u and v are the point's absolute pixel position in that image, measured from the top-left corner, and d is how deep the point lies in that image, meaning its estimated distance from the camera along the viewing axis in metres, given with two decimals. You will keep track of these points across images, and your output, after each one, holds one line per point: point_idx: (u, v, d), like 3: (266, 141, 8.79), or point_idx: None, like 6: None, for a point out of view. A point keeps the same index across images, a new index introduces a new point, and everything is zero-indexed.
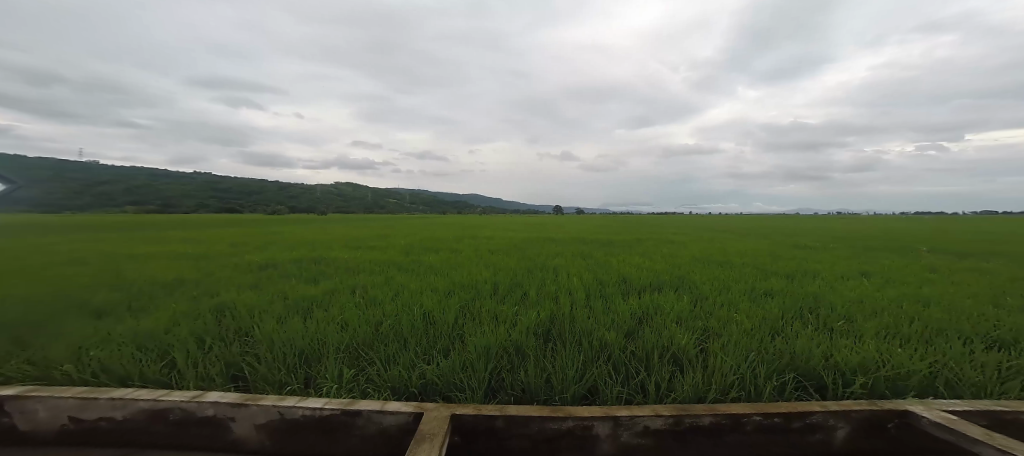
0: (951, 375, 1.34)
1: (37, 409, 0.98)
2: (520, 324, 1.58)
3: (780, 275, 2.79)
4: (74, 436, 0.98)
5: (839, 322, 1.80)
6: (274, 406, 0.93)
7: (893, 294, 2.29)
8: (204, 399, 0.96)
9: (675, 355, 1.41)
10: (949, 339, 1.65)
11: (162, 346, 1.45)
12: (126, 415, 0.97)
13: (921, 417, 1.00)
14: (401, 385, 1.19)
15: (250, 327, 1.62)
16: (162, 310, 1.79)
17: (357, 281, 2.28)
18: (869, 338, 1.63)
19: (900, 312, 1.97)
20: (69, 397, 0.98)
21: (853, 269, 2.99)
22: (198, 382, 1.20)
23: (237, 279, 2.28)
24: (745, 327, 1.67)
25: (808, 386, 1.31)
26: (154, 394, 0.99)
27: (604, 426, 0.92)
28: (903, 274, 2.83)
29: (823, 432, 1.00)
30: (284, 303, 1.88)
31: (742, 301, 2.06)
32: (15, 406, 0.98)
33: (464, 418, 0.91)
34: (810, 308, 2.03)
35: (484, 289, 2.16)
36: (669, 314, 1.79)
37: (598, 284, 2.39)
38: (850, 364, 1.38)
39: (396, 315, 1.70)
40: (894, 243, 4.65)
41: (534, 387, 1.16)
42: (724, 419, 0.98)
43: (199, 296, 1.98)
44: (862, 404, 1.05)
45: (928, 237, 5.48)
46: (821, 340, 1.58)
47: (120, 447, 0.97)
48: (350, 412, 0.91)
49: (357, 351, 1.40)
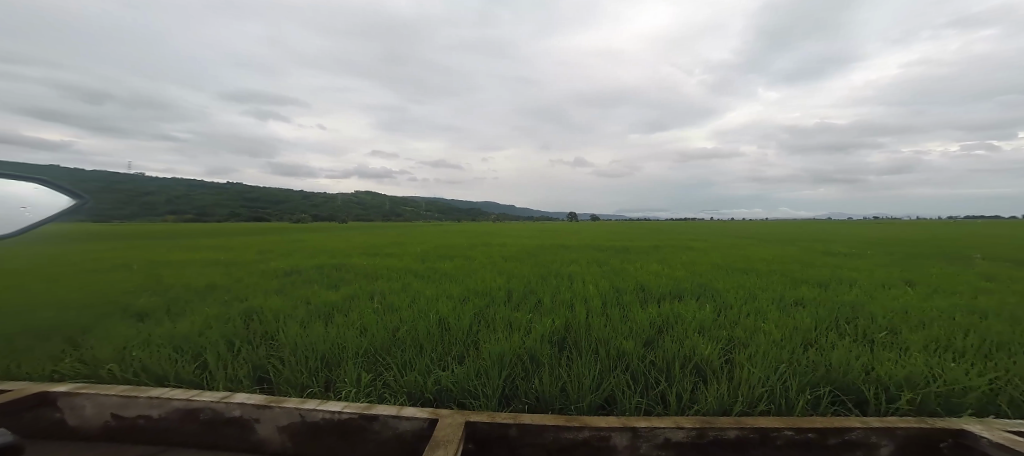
0: (1015, 394, 1.24)
1: (85, 405, 1.04)
2: (535, 331, 1.57)
3: (810, 284, 2.66)
4: (115, 432, 1.04)
5: (880, 334, 1.70)
6: (296, 408, 0.96)
7: (940, 304, 2.14)
8: (232, 400, 1.01)
9: (697, 365, 1.36)
10: (1012, 353, 1.52)
11: (196, 349, 1.52)
12: (162, 414, 1.02)
13: (979, 438, 0.92)
14: (416, 391, 1.20)
15: (275, 331, 1.68)
16: (196, 313, 1.88)
17: (375, 287, 2.33)
18: (915, 351, 1.52)
19: (950, 324, 1.83)
20: (114, 395, 1.05)
21: (892, 278, 2.82)
22: (227, 383, 1.26)
23: (264, 285, 2.38)
24: (774, 337, 1.59)
25: (846, 400, 1.24)
26: (187, 394, 1.05)
27: (622, 437, 0.89)
28: (948, 283, 2.64)
29: (864, 450, 0.94)
30: (307, 308, 1.94)
31: (770, 310, 1.97)
32: (66, 402, 1.05)
33: (478, 425, 0.91)
34: (848, 318, 1.93)
35: (499, 296, 2.16)
36: (691, 323, 1.74)
37: (616, 292, 2.35)
38: (893, 379, 1.30)
39: (412, 321, 1.72)
40: (939, 249, 4.35)
41: (549, 396, 1.15)
42: (752, 433, 0.93)
43: (229, 301, 2.08)
44: (909, 421, 0.98)
45: (978, 243, 5.10)
46: (861, 353, 1.49)
47: (154, 444, 1.01)
48: (368, 417, 0.93)
49: (376, 356, 1.42)
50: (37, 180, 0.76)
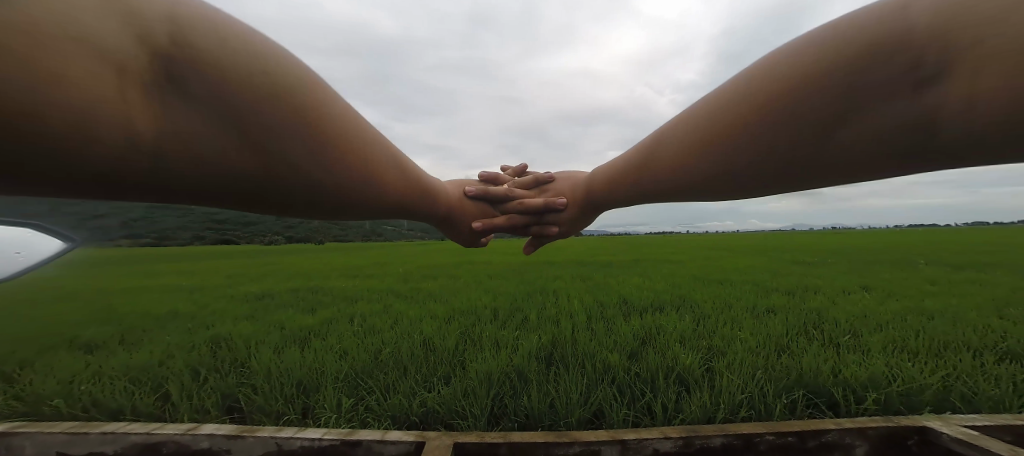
0: (966, 390, 1.34)
1: (26, 444, 0.99)
2: (521, 349, 1.54)
3: (780, 292, 2.78)
4: None
5: (844, 337, 1.79)
6: (271, 437, 0.91)
7: (896, 306, 2.27)
8: (200, 431, 0.94)
9: (680, 375, 1.38)
10: (958, 351, 1.65)
11: (156, 379, 1.47)
12: (120, 449, 0.96)
13: (940, 434, 0.97)
14: (402, 414, 1.20)
15: (247, 357, 1.58)
16: (155, 344, 1.74)
17: (355, 309, 2.24)
18: (876, 352, 1.60)
19: (905, 324, 1.95)
20: (60, 432, 0.99)
21: (853, 283, 2.97)
22: (192, 415, 1.27)
23: (232, 306, 2.20)
24: (749, 344, 1.64)
25: (819, 403, 1.33)
26: (148, 426, 0.98)
27: (612, 451, 0.89)
28: (901, 287, 2.81)
29: (840, 451, 0.97)
30: (280, 333, 1.84)
31: (745, 319, 2.04)
32: (5, 441, 1.00)
33: (467, 446, 0.88)
34: (815, 323, 2.02)
35: (484, 315, 2.13)
36: (673, 333, 1.77)
37: (599, 306, 2.36)
38: (860, 379, 1.36)
39: (395, 342, 1.65)
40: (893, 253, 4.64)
41: (537, 414, 1.16)
42: (736, 440, 0.94)
43: (193, 329, 1.93)
44: (879, 420, 1.02)
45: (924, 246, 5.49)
46: (828, 355, 1.55)
47: None
48: (350, 443, 0.89)
49: (356, 380, 1.37)
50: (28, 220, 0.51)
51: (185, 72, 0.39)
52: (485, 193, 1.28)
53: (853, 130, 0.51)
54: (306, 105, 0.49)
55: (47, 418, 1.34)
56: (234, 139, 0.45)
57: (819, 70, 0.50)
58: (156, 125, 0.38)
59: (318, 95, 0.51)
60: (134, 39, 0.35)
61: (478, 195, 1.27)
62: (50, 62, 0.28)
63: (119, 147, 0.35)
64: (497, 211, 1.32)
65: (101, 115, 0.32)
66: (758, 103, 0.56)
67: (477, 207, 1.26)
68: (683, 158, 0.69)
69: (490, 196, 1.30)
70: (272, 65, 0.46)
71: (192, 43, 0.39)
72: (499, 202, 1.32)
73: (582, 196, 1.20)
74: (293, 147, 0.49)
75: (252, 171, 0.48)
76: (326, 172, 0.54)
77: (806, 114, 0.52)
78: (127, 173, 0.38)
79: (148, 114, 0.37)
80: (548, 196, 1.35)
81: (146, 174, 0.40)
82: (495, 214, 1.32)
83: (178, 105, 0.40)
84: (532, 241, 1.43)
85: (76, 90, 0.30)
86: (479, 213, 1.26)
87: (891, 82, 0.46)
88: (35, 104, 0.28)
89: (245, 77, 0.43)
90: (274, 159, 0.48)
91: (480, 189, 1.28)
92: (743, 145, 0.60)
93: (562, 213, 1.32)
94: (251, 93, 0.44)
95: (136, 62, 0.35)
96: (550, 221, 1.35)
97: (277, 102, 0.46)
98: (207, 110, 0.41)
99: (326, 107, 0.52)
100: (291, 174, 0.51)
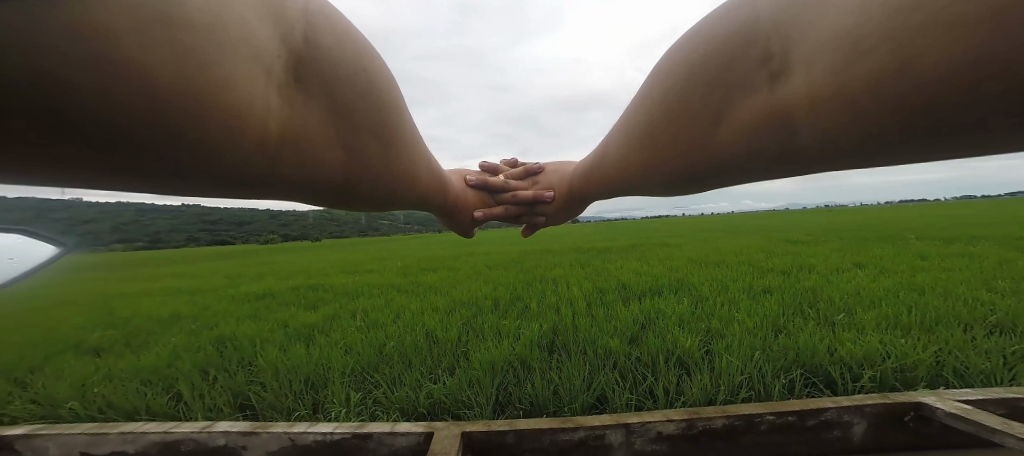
0: (959, 365, 1.37)
1: (48, 445, 1.01)
2: (523, 337, 1.55)
3: (776, 272, 2.80)
4: None
5: (839, 315, 1.81)
6: (285, 433, 0.92)
7: (890, 283, 2.29)
8: (215, 429, 0.95)
9: (681, 358, 1.40)
10: (950, 325, 1.69)
11: (167, 380, 1.50)
12: (139, 448, 0.98)
13: (935, 408, 0.99)
14: (410, 406, 1.22)
15: (253, 356, 1.60)
16: (162, 345, 1.76)
17: (356, 305, 2.25)
18: (871, 330, 1.63)
19: (898, 300, 1.98)
20: (80, 434, 1.01)
21: (847, 261, 3.00)
22: (206, 413, 1.31)
23: (233, 308, 2.19)
24: (747, 326, 1.66)
25: (817, 382, 1.35)
26: (164, 425, 0.99)
27: (617, 434, 0.91)
28: (895, 263, 2.84)
29: (839, 429, 1.00)
30: (284, 331, 1.85)
31: (743, 300, 2.06)
32: (25, 444, 1.02)
33: (475, 435, 0.90)
34: (811, 302, 2.04)
35: (484, 305, 2.14)
36: (672, 317, 1.79)
37: (598, 292, 2.38)
38: (857, 357, 1.38)
39: (398, 336, 1.66)
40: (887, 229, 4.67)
41: (543, 400, 1.18)
42: (738, 420, 0.96)
43: (198, 330, 1.94)
44: (877, 397, 1.04)
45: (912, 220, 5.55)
46: (824, 333, 1.57)
47: None
48: (362, 436, 0.90)
49: (362, 374, 1.39)
50: (29, 230, 0.51)
51: (310, 74, 0.36)
52: (485, 183, 1.29)
53: (732, 131, 0.48)
54: (394, 106, 0.47)
55: (65, 420, 1.41)
56: (335, 142, 0.42)
57: (699, 62, 0.49)
58: (288, 129, 0.35)
59: (401, 98, 0.49)
60: (279, 38, 0.32)
61: (477, 184, 1.28)
62: (223, 67, 0.26)
63: (254, 153, 0.32)
64: (494, 200, 1.33)
65: (252, 118, 0.29)
66: (660, 114, 0.54)
67: (477, 196, 1.26)
68: (621, 170, 0.67)
69: (489, 186, 1.31)
70: (372, 65, 0.44)
71: (320, 46, 0.36)
72: (497, 192, 1.32)
73: (565, 191, 1.17)
74: (374, 149, 0.47)
75: (338, 171, 0.45)
76: (389, 172, 0.52)
77: (686, 109, 0.51)
78: (235, 180, 0.35)
79: (284, 118, 0.33)
80: (539, 188, 1.33)
81: (255, 181, 0.37)
82: (489, 203, 1.32)
83: (306, 108, 0.36)
84: (526, 226, 1.43)
85: (236, 111, 0.28)
86: (478, 203, 1.27)
87: (751, 76, 0.44)
88: (199, 114, 0.26)
89: (352, 77, 0.41)
90: (357, 160, 0.46)
91: (480, 178, 1.28)
92: (646, 144, 0.58)
93: (548, 206, 1.31)
94: (355, 94, 0.42)
95: (281, 62, 0.32)
96: (540, 212, 1.34)
97: (372, 104, 0.44)
98: (325, 111, 0.39)
99: (402, 107, 0.50)
100: (364, 179, 0.49)
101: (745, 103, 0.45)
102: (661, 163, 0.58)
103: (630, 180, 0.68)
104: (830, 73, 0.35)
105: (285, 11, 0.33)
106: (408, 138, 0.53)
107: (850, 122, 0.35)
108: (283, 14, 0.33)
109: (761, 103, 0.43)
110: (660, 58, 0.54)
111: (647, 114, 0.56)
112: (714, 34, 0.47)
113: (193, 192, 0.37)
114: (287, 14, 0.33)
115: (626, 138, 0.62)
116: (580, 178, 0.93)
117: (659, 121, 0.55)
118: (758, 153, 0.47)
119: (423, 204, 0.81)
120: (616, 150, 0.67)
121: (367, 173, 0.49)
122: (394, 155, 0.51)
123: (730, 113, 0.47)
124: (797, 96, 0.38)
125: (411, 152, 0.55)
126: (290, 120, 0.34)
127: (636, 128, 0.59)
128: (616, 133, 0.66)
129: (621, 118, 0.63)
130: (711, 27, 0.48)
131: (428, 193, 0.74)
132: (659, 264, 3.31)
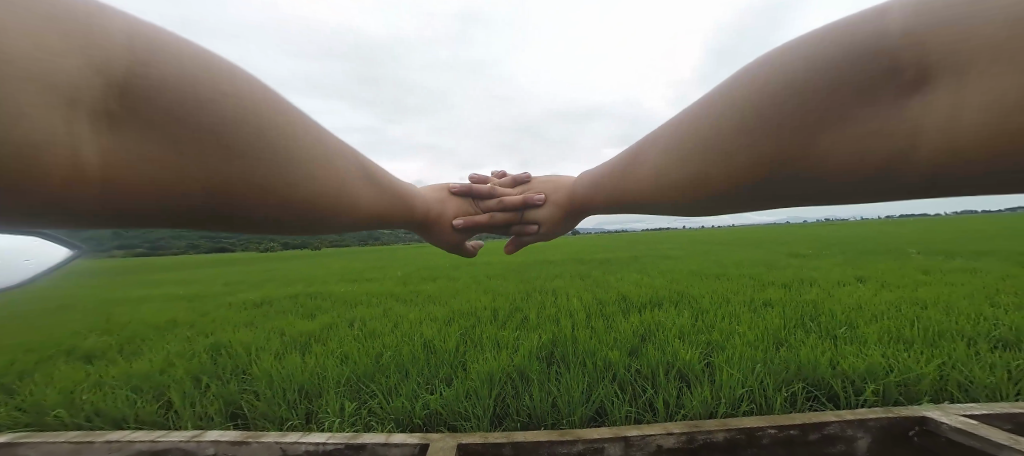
0: (963, 379, 1.36)
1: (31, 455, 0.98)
2: (521, 348, 1.54)
3: (777, 285, 2.78)
4: None
5: (842, 329, 1.80)
6: (276, 442, 0.91)
7: (892, 297, 2.28)
8: (204, 438, 0.94)
9: (681, 371, 1.39)
10: (954, 339, 1.67)
11: (159, 387, 1.47)
12: None
13: (940, 423, 0.98)
14: (404, 417, 1.20)
15: (247, 365, 1.58)
16: (157, 351, 1.74)
17: (353, 314, 2.23)
18: (873, 343, 1.62)
19: (900, 315, 1.96)
20: (65, 442, 0.98)
21: (849, 275, 2.98)
22: (197, 421, 1.28)
23: (228, 316, 2.17)
24: (748, 339, 1.64)
25: (819, 396, 1.33)
26: (152, 434, 0.98)
27: (615, 448, 0.89)
28: (898, 278, 2.82)
29: (843, 443, 0.98)
30: (280, 339, 1.83)
31: (744, 313, 2.04)
32: (6, 453, 0.99)
33: (471, 447, 0.88)
34: (812, 315, 2.03)
35: (483, 315, 2.13)
36: (672, 330, 1.77)
37: (597, 304, 2.36)
38: (860, 371, 1.37)
39: (396, 346, 1.65)
40: None
41: (540, 413, 1.16)
42: (739, 434, 0.95)
43: (193, 337, 1.91)
44: (881, 412, 1.03)
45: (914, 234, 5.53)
46: (826, 347, 1.56)
47: None
48: (354, 447, 0.88)
49: (359, 384, 1.37)
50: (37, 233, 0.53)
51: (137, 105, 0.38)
52: (470, 190, 1.29)
53: (832, 145, 0.46)
54: (270, 126, 0.48)
55: (51, 427, 1.36)
56: (198, 166, 0.44)
57: (799, 78, 0.46)
58: (109, 159, 0.37)
59: (284, 119, 0.50)
60: (86, 76, 0.34)
61: (463, 192, 1.28)
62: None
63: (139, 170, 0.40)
64: (480, 208, 1.31)
65: (42, 150, 0.32)
66: (734, 128, 0.51)
67: (461, 205, 1.26)
68: (658, 187, 0.64)
69: (476, 193, 1.31)
70: (234, 90, 0.45)
71: (147, 76, 0.38)
72: (483, 200, 1.32)
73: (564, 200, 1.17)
74: (258, 171, 0.48)
75: (215, 194, 0.46)
76: (297, 193, 0.52)
77: (767, 119, 0.48)
78: (89, 210, 0.39)
79: (99, 152, 0.36)
80: (528, 193, 1.34)
81: (113, 208, 0.40)
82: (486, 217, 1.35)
83: (134, 137, 0.39)
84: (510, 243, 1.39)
85: (12, 151, 0.31)
86: (462, 211, 1.26)
87: (868, 96, 0.43)
88: None
89: (205, 103, 0.42)
90: (242, 183, 0.47)
91: (466, 186, 1.29)
92: (706, 161, 0.55)
93: (539, 209, 1.30)
94: (210, 118, 0.43)
95: (88, 98, 0.35)
96: (528, 218, 1.33)
97: (236, 127, 0.45)
98: (214, 129, 0.44)
99: (289, 128, 0.51)
100: (264, 202, 0.50)
101: (859, 124, 0.44)
102: (720, 181, 0.55)
103: (669, 198, 0.64)
104: (996, 93, 0.34)
105: (101, 48, 0.35)
106: (305, 156, 0.52)
107: (997, 142, 0.35)
108: (101, 47, 0.36)
109: (882, 124, 0.42)
110: (737, 76, 0.52)
111: (717, 128, 0.52)
112: (816, 50, 0.45)
113: (90, 224, 0.43)
114: (101, 50, 0.35)
115: (677, 155, 0.59)
116: (589, 189, 0.91)
117: (731, 123, 0.52)
118: (850, 171, 0.46)
119: (388, 219, 0.80)
120: (660, 166, 0.62)
121: (258, 195, 0.49)
122: (293, 175, 0.51)
123: (833, 131, 0.45)
124: (944, 118, 0.38)
125: (320, 171, 0.55)
126: (105, 149, 0.37)
127: (698, 129, 0.56)
128: (661, 149, 0.62)
129: (676, 130, 0.59)
130: (810, 30, 0.47)
131: (379, 210, 0.73)
132: (659, 277, 3.30)
